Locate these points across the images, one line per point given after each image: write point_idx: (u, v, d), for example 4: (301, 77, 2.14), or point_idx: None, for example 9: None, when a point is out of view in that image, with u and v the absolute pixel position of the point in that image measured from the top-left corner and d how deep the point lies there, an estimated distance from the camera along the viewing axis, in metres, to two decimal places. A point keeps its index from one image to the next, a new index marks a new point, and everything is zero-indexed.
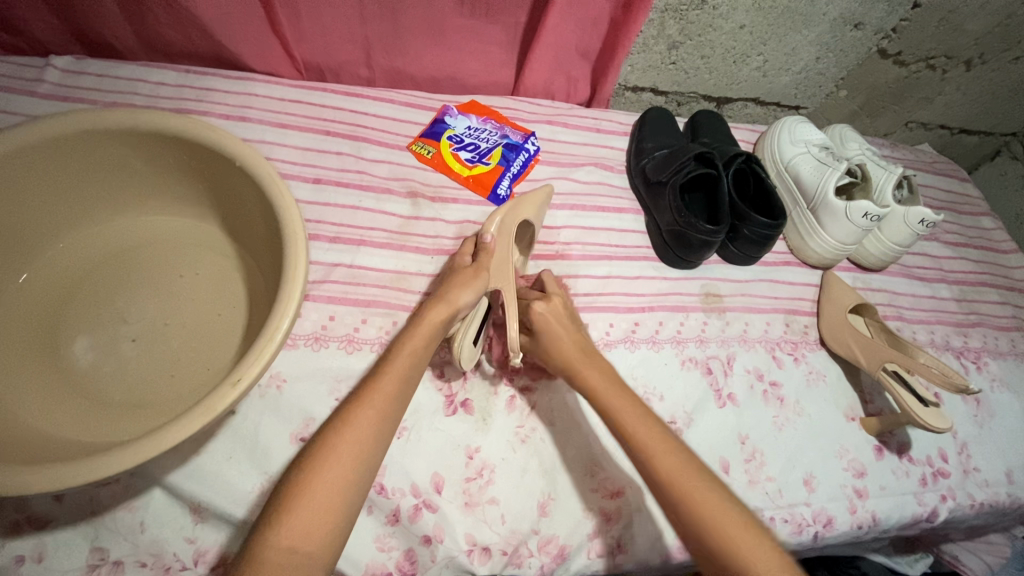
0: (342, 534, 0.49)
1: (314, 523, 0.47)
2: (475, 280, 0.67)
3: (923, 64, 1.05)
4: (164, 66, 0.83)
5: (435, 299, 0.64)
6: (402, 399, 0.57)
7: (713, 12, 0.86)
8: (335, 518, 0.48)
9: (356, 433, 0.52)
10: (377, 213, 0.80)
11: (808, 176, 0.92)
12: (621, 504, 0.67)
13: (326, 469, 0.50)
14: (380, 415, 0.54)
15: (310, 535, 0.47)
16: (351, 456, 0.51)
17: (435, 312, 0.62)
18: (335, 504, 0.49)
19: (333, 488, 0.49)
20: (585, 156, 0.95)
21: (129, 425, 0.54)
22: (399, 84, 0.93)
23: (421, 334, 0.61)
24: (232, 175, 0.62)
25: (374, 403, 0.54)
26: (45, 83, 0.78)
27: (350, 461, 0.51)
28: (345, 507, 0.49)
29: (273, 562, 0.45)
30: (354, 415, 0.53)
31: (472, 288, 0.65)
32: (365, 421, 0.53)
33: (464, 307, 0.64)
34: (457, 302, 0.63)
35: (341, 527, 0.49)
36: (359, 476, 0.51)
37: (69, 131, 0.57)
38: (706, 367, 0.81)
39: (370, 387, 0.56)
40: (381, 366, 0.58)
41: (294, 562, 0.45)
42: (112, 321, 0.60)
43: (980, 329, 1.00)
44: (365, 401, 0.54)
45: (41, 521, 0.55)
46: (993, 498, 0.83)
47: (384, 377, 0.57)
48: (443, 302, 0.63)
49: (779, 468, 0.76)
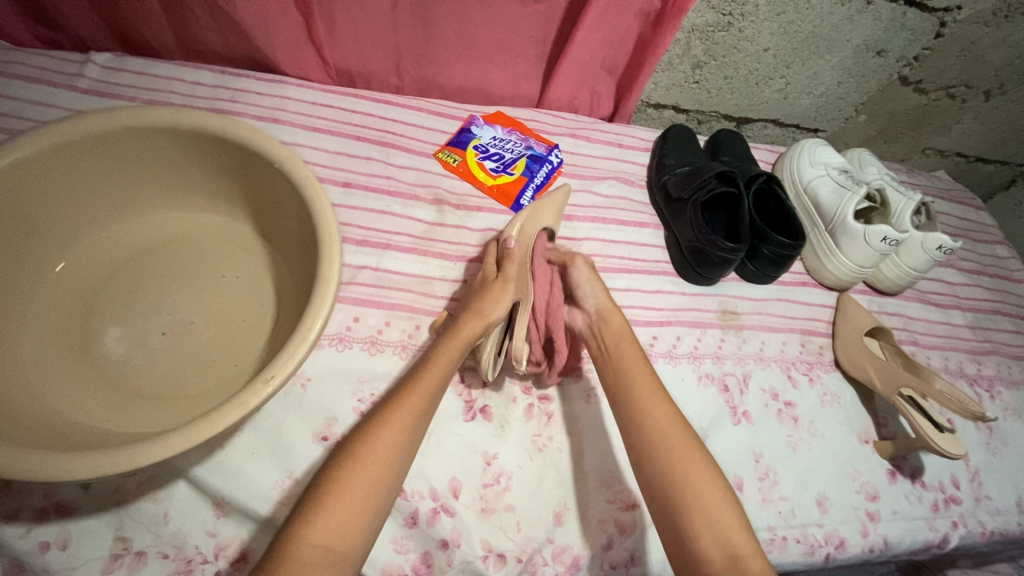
0: (371, 535, 0.49)
1: (347, 523, 0.48)
2: (504, 294, 0.66)
3: (943, 93, 1.06)
4: (201, 67, 0.85)
5: (468, 313, 0.65)
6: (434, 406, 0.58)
7: (739, 34, 0.88)
8: (366, 521, 0.49)
9: (391, 436, 0.53)
10: (402, 218, 0.81)
11: (827, 200, 0.93)
12: (636, 516, 0.68)
13: (362, 470, 0.51)
14: (411, 418, 0.55)
15: (342, 535, 0.47)
16: (385, 458, 0.52)
17: (468, 325, 0.63)
18: (366, 505, 0.49)
19: (367, 489, 0.50)
20: (608, 170, 0.96)
21: (156, 418, 0.55)
22: (427, 93, 0.94)
23: (454, 347, 0.62)
24: (268, 178, 0.63)
25: (409, 409, 0.56)
26: (85, 79, 0.80)
27: (383, 465, 0.52)
28: (375, 508, 0.50)
29: (307, 562, 0.45)
30: (388, 419, 0.54)
31: (503, 299, 0.65)
32: (399, 426, 0.54)
33: (495, 323, 0.65)
34: (489, 317, 0.64)
35: (369, 529, 0.49)
36: (391, 477, 0.52)
37: (111, 127, 0.58)
38: (722, 384, 0.81)
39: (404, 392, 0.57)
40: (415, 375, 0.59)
41: (327, 559, 0.46)
42: (143, 314, 0.61)
43: (994, 357, 1.00)
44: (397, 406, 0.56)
45: (68, 508, 0.56)
46: (1004, 527, 0.83)
47: (419, 385, 0.58)
48: (474, 317, 0.64)
49: (792, 488, 0.76)
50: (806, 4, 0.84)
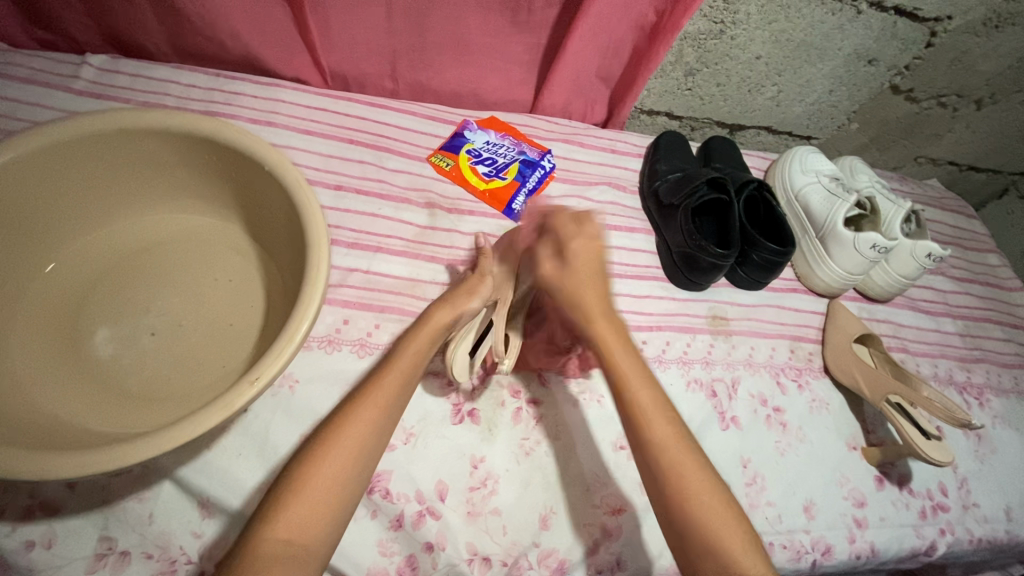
0: (337, 528, 0.49)
1: (310, 516, 0.48)
2: (479, 286, 0.67)
3: (934, 101, 1.07)
4: (196, 70, 0.85)
5: (440, 303, 0.66)
6: (404, 398, 0.58)
7: (731, 42, 0.89)
8: (332, 513, 0.49)
9: (360, 426, 0.53)
10: (394, 221, 0.81)
11: (819, 207, 0.94)
12: (622, 521, 0.68)
13: (329, 461, 0.50)
14: (380, 412, 0.55)
15: (305, 528, 0.47)
16: (352, 450, 0.52)
17: (440, 314, 0.64)
18: (332, 497, 0.49)
19: (334, 479, 0.50)
20: (600, 175, 0.97)
21: (143, 417, 0.55)
22: (421, 97, 0.95)
23: (424, 337, 0.62)
24: (260, 180, 0.64)
25: (377, 400, 0.55)
26: (80, 81, 0.81)
27: (350, 456, 0.51)
28: (342, 503, 0.50)
29: (268, 554, 0.45)
30: (356, 409, 0.54)
31: (482, 292, 0.67)
32: (365, 420, 0.54)
33: (467, 313, 0.66)
34: (461, 307, 0.65)
35: (334, 522, 0.49)
36: (357, 471, 0.52)
37: (103, 128, 0.59)
38: (711, 389, 0.81)
39: (374, 383, 0.56)
40: (386, 365, 0.59)
41: (289, 552, 0.46)
42: (133, 314, 0.61)
43: (983, 365, 1.00)
44: (366, 396, 0.55)
45: (52, 508, 0.56)
46: (992, 534, 0.83)
47: (389, 375, 0.57)
48: (446, 305, 0.65)
49: (779, 494, 0.77)
50: (797, 13, 0.85)
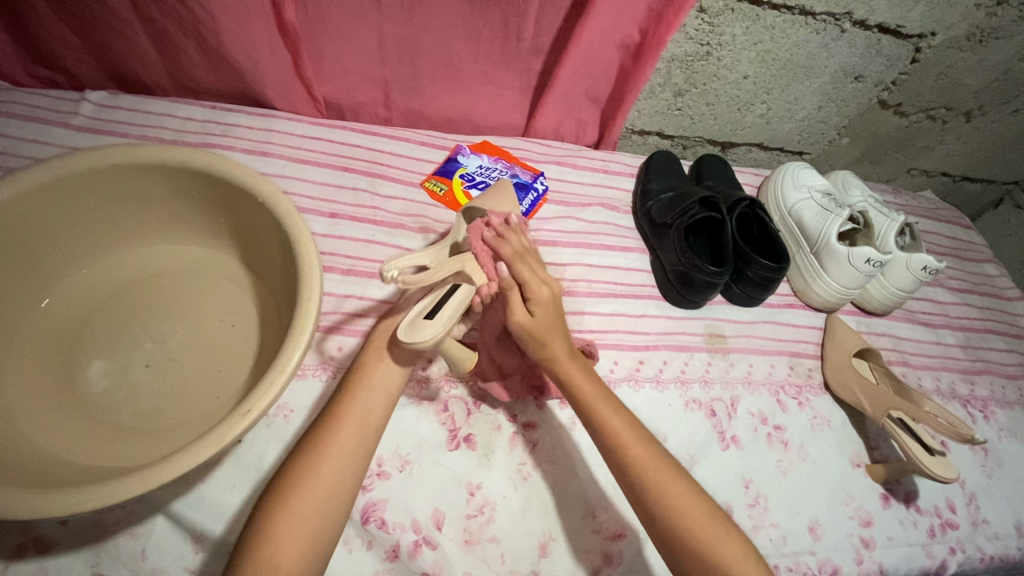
0: (322, 550, 0.49)
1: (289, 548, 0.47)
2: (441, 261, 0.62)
3: (923, 115, 1.08)
4: (194, 103, 0.87)
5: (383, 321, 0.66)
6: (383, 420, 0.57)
7: (718, 62, 0.90)
8: (315, 542, 0.48)
9: (347, 454, 0.53)
10: (388, 246, 0.82)
11: (812, 221, 0.94)
12: (622, 547, 0.67)
13: (313, 485, 0.50)
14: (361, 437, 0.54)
15: (286, 551, 0.46)
16: (340, 478, 0.51)
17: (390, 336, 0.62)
18: (310, 528, 0.48)
19: (315, 504, 0.49)
20: (593, 196, 0.97)
21: (136, 451, 0.55)
22: (415, 124, 0.97)
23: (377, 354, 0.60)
24: (252, 210, 0.64)
25: (354, 420, 0.55)
26: (79, 117, 0.83)
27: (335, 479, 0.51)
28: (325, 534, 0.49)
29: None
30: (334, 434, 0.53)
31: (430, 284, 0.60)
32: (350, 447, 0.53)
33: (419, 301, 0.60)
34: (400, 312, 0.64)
35: (320, 545, 0.49)
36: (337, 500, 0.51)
37: (98, 164, 0.60)
38: (709, 408, 0.81)
39: (351, 407, 0.55)
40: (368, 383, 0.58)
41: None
42: (128, 346, 0.61)
43: (987, 377, 0.99)
44: (348, 416, 0.55)
45: (45, 545, 0.56)
46: (1004, 552, 0.81)
47: (370, 399, 0.56)
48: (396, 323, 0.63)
49: (783, 514, 0.75)
50: (782, 33, 0.86)
